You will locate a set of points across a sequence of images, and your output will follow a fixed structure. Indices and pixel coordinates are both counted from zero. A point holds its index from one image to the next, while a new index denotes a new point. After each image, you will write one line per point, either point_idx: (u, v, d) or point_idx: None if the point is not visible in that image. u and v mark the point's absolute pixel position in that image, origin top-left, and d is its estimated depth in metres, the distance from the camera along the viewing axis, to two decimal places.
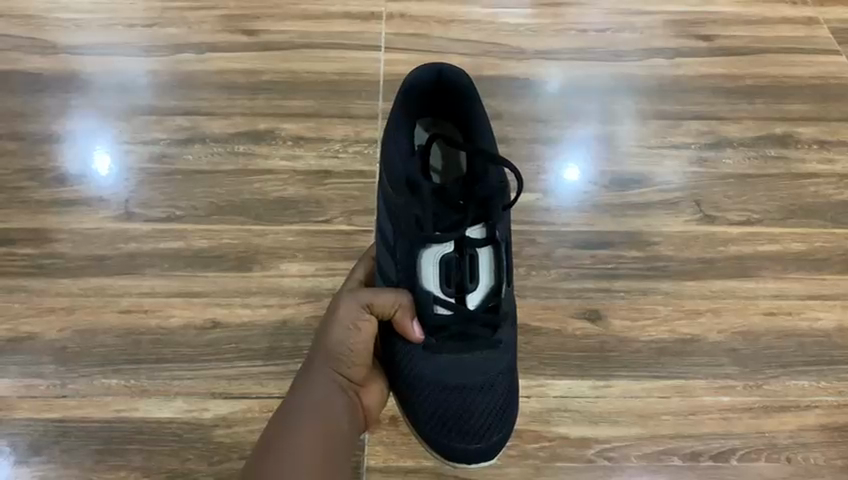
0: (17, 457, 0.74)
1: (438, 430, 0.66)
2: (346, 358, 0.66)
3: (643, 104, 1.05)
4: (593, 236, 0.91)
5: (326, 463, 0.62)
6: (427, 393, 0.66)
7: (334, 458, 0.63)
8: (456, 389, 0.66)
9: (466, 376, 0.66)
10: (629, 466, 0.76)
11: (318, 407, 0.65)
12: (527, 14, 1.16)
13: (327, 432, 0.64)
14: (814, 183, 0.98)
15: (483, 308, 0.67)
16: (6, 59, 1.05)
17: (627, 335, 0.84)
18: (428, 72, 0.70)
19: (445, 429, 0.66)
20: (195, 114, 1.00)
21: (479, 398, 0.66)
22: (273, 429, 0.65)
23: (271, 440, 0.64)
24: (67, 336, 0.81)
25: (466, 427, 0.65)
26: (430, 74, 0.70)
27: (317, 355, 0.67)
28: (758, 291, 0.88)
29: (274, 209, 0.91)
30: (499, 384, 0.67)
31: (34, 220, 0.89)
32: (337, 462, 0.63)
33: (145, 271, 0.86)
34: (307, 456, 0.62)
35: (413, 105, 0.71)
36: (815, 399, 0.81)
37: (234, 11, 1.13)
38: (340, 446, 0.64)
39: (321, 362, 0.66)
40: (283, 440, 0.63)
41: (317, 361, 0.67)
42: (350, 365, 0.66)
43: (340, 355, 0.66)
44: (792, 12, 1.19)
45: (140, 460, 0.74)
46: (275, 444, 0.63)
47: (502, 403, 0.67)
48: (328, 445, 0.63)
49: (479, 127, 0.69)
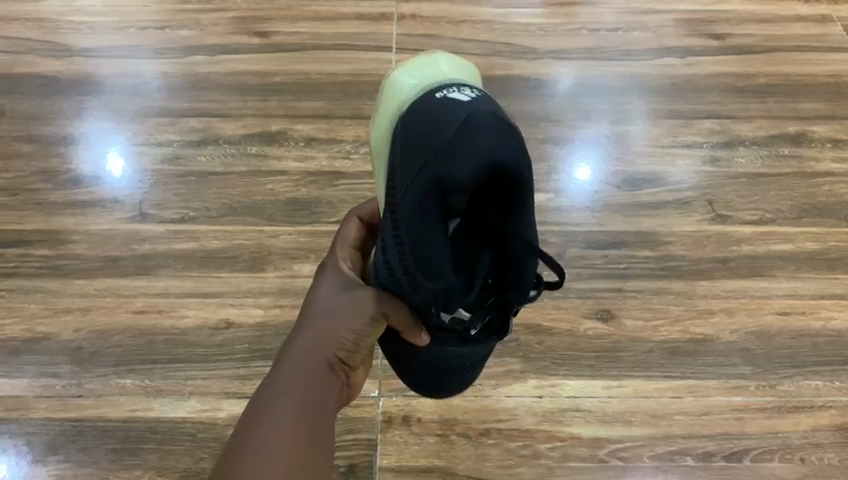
0: (34, 456, 0.74)
1: (424, 383, 0.68)
2: (347, 341, 0.56)
3: (656, 104, 1.05)
4: (606, 236, 0.91)
5: (319, 446, 0.49)
6: (419, 362, 0.65)
7: (326, 444, 0.50)
8: (446, 369, 0.65)
9: (457, 360, 0.64)
10: (641, 466, 0.76)
11: (309, 383, 0.53)
12: (538, 14, 1.16)
13: (319, 413, 0.51)
14: (828, 182, 0.97)
15: (481, 332, 0.62)
16: (22, 62, 1.06)
17: (640, 335, 0.84)
18: (480, 161, 0.52)
19: (425, 383, 0.67)
20: (208, 116, 1.00)
21: (465, 372, 0.66)
22: (246, 411, 0.51)
23: (243, 423, 0.50)
24: (82, 336, 0.82)
25: (442, 386, 0.68)
26: (483, 164, 0.53)
27: (306, 334, 0.56)
28: (772, 290, 0.88)
29: (287, 210, 0.92)
30: (484, 359, 0.67)
31: (49, 221, 0.90)
32: (327, 447, 0.50)
33: (159, 272, 0.86)
34: (296, 437, 0.49)
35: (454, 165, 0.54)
36: (829, 400, 0.80)
37: (246, 12, 1.14)
38: (330, 432, 0.52)
39: (312, 342, 0.55)
40: (262, 416, 0.49)
41: (306, 341, 0.55)
42: (349, 349, 0.56)
43: (341, 339, 0.56)
44: (805, 10, 1.19)
45: (155, 459, 0.75)
46: (251, 424, 0.49)
47: (480, 370, 0.69)
48: (320, 425, 0.51)
49: (523, 215, 0.55)
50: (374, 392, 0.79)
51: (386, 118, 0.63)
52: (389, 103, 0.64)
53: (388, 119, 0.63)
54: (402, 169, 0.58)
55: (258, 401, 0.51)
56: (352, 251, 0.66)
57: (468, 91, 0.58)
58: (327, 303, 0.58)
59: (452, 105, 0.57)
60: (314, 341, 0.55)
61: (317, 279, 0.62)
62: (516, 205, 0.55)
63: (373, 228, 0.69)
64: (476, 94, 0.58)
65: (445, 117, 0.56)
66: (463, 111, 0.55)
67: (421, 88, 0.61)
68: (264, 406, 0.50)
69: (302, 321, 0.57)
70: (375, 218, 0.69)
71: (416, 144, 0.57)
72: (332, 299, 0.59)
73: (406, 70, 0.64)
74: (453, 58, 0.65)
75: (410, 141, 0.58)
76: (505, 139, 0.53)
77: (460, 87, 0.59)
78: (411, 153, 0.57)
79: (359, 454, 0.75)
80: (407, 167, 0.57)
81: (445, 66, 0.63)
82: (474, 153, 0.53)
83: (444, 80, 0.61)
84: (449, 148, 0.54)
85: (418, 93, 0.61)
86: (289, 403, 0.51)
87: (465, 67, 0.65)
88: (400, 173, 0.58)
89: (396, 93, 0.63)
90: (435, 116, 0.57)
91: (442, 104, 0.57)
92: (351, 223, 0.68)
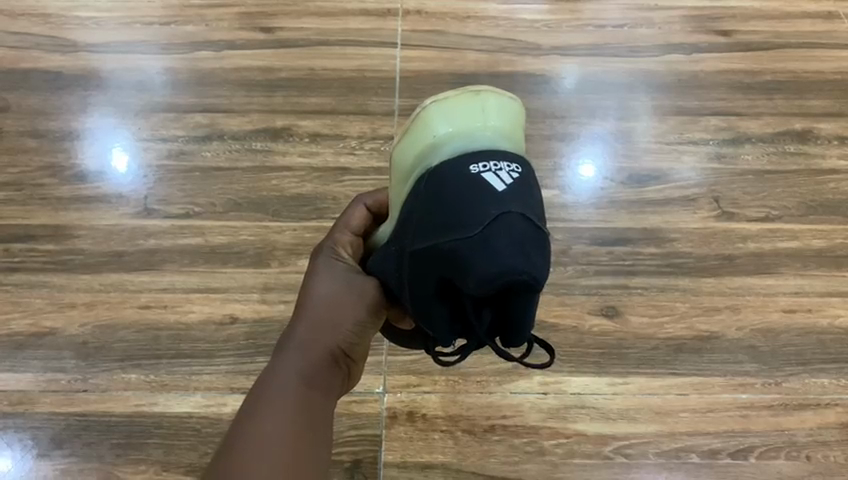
0: (39, 451, 0.75)
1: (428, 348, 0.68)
2: (348, 333, 0.56)
3: (662, 100, 1.04)
4: (611, 233, 0.91)
5: (315, 444, 0.49)
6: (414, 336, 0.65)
7: (323, 440, 0.50)
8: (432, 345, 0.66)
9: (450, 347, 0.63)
10: (646, 463, 0.76)
11: (308, 378, 0.52)
12: (543, 10, 1.16)
13: (314, 411, 0.51)
14: (835, 179, 0.97)
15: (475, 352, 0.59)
16: (27, 57, 1.06)
17: (645, 332, 0.83)
18: (491, 280, 0.46)
19: (415, 346, 0.68)
20: (212, 111, 1.00)
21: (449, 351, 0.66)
22: (244, 405, 0.51)
23: (241, 417, 0.49)
24: (87, 331, 0.82)
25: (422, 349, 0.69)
26: (498, 281, 0.46)
27: (306, 325, 0.55)
28: (778, 288, 0.87)
29: (291, 205, 0.92)
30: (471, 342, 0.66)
31: (54, 216, 0.90)
32: (322, 444, 0.50)
33: (163, 267, 0.86)
34: (292, 434, 0.48)
35: (469, 251, 0.48)
36: (835, 398, 0.80)
37: (251, 8, 1.13)
38: (326, 428, 0.52)
39: (313, 335, 0.55)
40: (261, 411, 0.49)
41: (308, 332, 0.55)
42: (351, 341, 0.56)
43: (343, 330, 0.56)
44: (813, 6, 1.18)
45: (159, 454, 0.75)
46: (249, 418, 0.49)
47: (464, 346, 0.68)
48: (316, 423, 0.51)
49: (525, 308, 0.50)
50: (378, 388, 0.78)
51: (410, 149, 0.55)
52: (415, 134, 0.55)
53: (411, 154, 0.55)
54: (419, 226, 0.52)
55: (257, 395, 0.51)
56: (352, 238, 0.64)
57: (510, 171, 0.50)
58: (329, 291, 0.57)
59: (485, 188, 0.49)
60: (315, 335, 0.55)
61: (317, 263, 0.60)
62: (519, 302, 0.49)
63: (378, 217, 0.67)
64: (516, 175, 0.51)
65: (475, 192, 0.49)
66: (495, 204, 0.49)
67: (461, 140, 0.53)
68: (260, 403, 0.50)
69: (303, 308, 0.56)
70: (381, 208, 0.67)
71: (437, 210, 0.51)
72: (334, 287, 0.58)
73: (445, 103, 0.54)
74: (502, 99, 0.55)
75: (437, 199, 0.51)
76: (528, 256, 0.47)
77: (501, 161, 0.51)
78: (431, 218, 0.51)
79: (364, 449, 0.75)
80: (430, 216, 0.51)
81: (487, 117, 0.53)
82: (490, 263, 0.47)
83: (483, 140, 0.53)
84: (470, 246, 0.48)
85: (450, 146, 0.53)
86: (285, 402, 0.50)
87: (514, 104, 0.56)
88: (420, 225, 0.52)
89: (427, 128, 0.54)
90: (465, 194, 0.50)
91: (475, 180, 0.50)
92: (355, 212, 0.66)
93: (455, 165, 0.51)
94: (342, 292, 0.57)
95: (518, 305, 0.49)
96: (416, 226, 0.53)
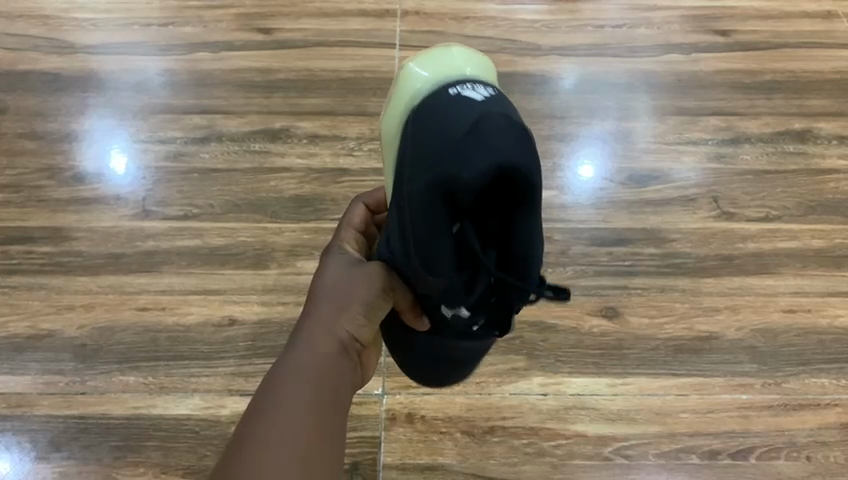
0: (38, 453, 0.74)
1: (439, 368, 0.69)
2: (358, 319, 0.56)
3: (661, 100, 1.04)
4: (610, 233, 0.90)
5: (329, 434, 0.48)
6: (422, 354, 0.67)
7: (338, 430, 0.49)
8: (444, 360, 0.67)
9: (458, 353, 0.66)
10: (646, 464, 0.75)
11: (322, 367, 0.52)
12: (542, 10, 1.16)
13: (329, 402, 0.50)
14: (835, 179, 0.97)
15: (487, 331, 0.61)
16: (25, 59, 1.05)
17: (645, 333, 0.83)
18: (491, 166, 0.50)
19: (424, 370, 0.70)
20: (211, 112, 1.00)
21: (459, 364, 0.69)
22: (256, 398, 0.50)
23: (254, 411, 0.48)
24: (85, 333, 0.82)
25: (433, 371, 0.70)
26: (492, 168, 0.50)
27: (321, 312, 0.55)
28: (778, 288, 0.87)
29: (290, 207, 0.91)
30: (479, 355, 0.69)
31: (53, 218, 0.89)
32: (337, 435, 0.49)
33: (162, 269, 0.86)
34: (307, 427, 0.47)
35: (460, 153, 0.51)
36: (835, 398, 0.80)
37: (250, 10, 1.14)
38: (341, 418, 0.51)
39: (325, 321, 0.54)
40: (274, 403, 0.48)
41: (313, 324, 0.54)
42: (360, 326, 0.56)
43: (352, 314, 0.56)
44: (812, 6, 1.18)
45: (158, 456, 0.74)
46: (257, 415, 0.48)
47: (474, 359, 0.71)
48: (331, 414, 0.50)
49: (528, 226, 0.54)
50: (378, 389, 0.78)
51: (394, 113, 0.60)
52: (397, 95, 0.60)
53: (396, 111, 0.60)
54: (407, 164, 0.55)
55: (265, 389, 0.50)
56: (356, 233, 0.65)
57: (483, 89, 0.56)
58: (340, 281, 0.57)
59: (465, 102, 0.54)
60: (326, 320, 0.54)
61: (327, 260, 0.61)
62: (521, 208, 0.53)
63: (377, 217, 0.68)
64: (490, 93, 0.56)
65: (455, 107, 0.54)
66: (475, 112, 0.53)
67: (437, 78, 0.58)
68: (273, 396, 0.49)
69: (314, 299, 0.56)
70: (379, 206, 0.68)
71: (422, 137, 0.55)
72: (341, 276, 0.58)
73: (418, 60, 0.61)
74: (470, 50, 0.61)
75: (421, 127, 0.55)
76: (513, 146, 0.51)
77: (475, 84, 0.56)
78: (417, 149, 0.55)
79: (364, 451, 0.75)
80: (415, 147, 0.55)
81: (459, 59, 0.59)
82: (486, 155, 0.50)
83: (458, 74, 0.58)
84: (459, 148, 0.51)
85: (429, 86, 0.58)
86: (299, 393, 0.49)
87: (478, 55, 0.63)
88: (407, 160, 0.55)
89: (407, 81, 0.60)
90: (447, 112, 0.54)
91: (453, 99, 0.55)
92: (357, 209, 0.67)
93: (435, 95, 0.56)
94: (353, 277, 0.58)
95: (521, 219, 0.54)
96: (404, 166, 0.56)
